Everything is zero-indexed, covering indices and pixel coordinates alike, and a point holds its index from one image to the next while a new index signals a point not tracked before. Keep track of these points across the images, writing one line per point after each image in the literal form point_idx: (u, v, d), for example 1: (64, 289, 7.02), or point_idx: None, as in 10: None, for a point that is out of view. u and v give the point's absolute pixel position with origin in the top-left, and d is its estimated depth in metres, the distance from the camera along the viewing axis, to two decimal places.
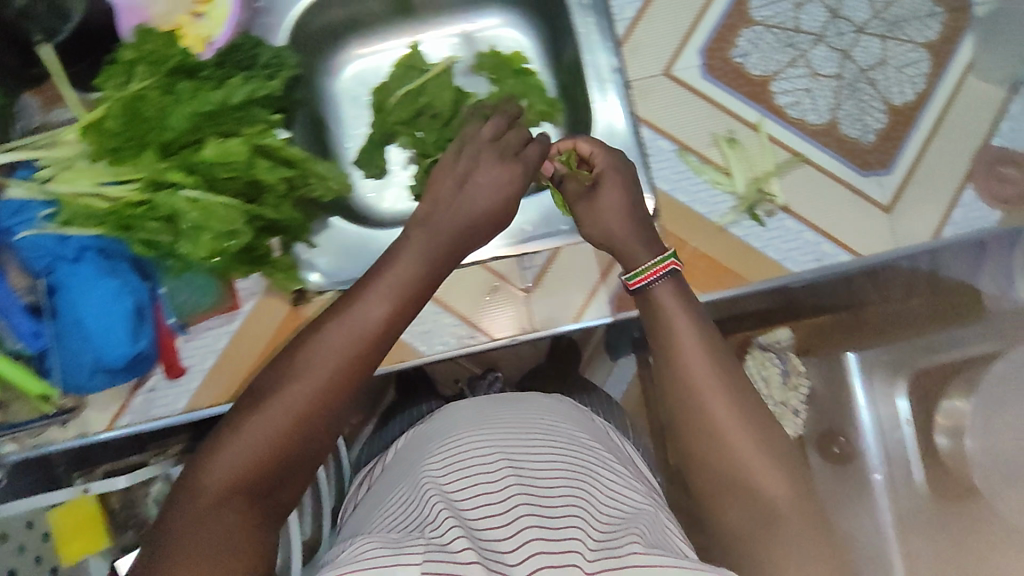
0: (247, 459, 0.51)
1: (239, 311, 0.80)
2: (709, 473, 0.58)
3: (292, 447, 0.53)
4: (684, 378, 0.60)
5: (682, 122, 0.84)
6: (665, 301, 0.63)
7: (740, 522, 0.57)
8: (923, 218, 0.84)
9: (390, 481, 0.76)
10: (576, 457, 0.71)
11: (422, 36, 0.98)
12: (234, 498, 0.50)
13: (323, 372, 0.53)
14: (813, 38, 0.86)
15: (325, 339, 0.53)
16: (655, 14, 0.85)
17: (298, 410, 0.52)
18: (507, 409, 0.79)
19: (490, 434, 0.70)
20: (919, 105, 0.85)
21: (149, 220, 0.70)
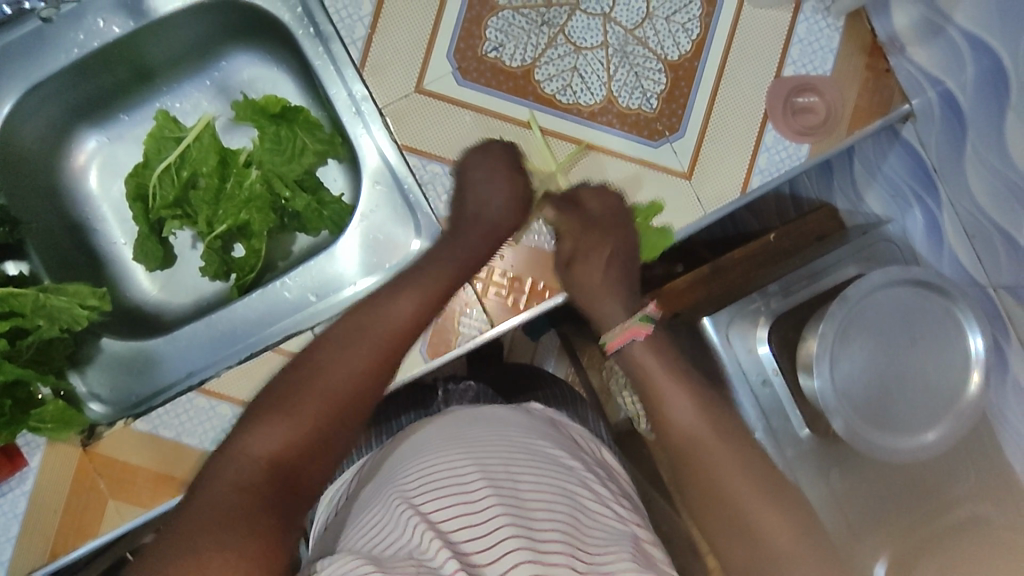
0: (297, 433, 0.50)
1: (27, 469, 0.73)
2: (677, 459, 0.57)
3: (330, 428, 0.51)
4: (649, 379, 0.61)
5: (448, 137, 0.77)
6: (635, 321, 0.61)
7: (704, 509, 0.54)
8: (730, 174, 0.77)
9: (358, 499, 0.63)
10: (565, 463, 0.61)
11: (175, 101, 0.91)
12: (280, 471, 0.48)
13: (366, 356, 0.55)
14: (568, 8, 0.78)
15: (369, 331, 0.57)
16: (391, 25, 0.77)
17: (341, 395, 0.52)
18: (474, 419, 0.67)
19: (467, 443, 0.60)
20: (697, 54, 0.78)
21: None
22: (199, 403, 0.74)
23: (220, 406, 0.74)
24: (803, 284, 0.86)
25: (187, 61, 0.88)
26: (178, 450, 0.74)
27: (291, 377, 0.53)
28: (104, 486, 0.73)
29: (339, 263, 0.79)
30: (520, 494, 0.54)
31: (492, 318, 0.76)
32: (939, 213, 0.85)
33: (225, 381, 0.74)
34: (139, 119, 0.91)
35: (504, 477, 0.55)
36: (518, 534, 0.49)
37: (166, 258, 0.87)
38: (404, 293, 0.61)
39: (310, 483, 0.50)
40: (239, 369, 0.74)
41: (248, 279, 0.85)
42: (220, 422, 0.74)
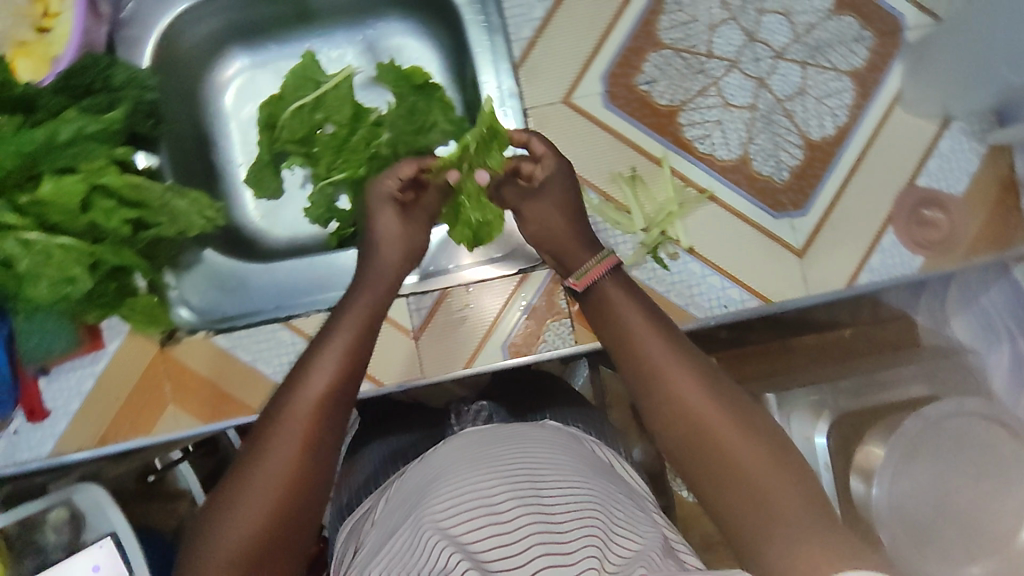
0: (241, 540, 0.46)
1: (103, 351, 0.75)
2: (695, 457, 0.49)
3: (275, 520, 0.47)
4: (649, 360, 0.53)
5: (582, 153, 0.78)
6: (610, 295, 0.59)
7: (740, 510, 0.46)
8: (839, 263, 0.78)
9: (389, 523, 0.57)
10: (588, 474, 0.56)
11: (322, 46, 0.93)
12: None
13: (291, 429, 0.49)
14: (727, 64, 0.79)
15: (291, 403, 0.50)
16: (557, 32, 0.79)
17: (276, 480, 0.47)
18: (493, 434, 0.60)
19: (478, 459, 0.55)
20: (839, 140, 0.79)
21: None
22: (284, 335, 0.78)
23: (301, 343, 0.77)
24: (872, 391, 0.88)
25: (347, 13, 0.91)
26: (250, 375, 0.77)
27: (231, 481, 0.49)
28: (168, 391, 0.76)
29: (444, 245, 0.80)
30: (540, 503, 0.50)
31: (577, 336, 0.79)
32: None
33: (312, 323, 0.78)
34: (286, 55, 0.93)
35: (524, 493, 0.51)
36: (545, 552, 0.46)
37: (280, 190, 0.90)
38: (344, 321, 0.56)
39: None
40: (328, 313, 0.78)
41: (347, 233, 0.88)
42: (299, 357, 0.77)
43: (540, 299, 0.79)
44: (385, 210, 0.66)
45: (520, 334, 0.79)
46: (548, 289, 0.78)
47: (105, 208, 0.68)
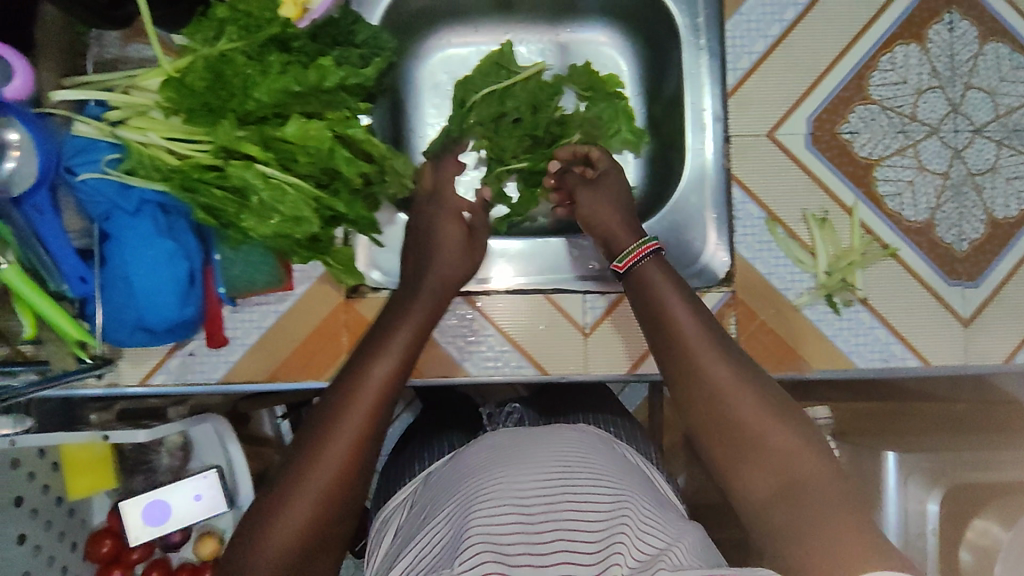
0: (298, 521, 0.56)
1: (291, 293, 0.78)
2: (726, 447, 0.60)
3: (336, 499, 0.58)
4: (690, 355, 0.64)
5: (779, 189, 0.80)
6: (651, 275, 0.73)
7: (766, 492, 0.57)
8: (1000, 340, 0.81)
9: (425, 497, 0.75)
10: (617, 477, 0.68)
11: (519, 36, 0.95)
12: (305, 544, 0.56)
13: (355, 422, 0.60)
14: (927, 129, 0.82)
15: (354, 399, 0.61)
16: (774, 68, 0.81)
17: (340, 469, 0.58)
18: (541, 433, 0.73)
19: (523, 460, 0.67)
20: (1020, 223, 0.82)
21: (213, 188, 0.67)
22: (462, 309, 0.80)
23: (478, 319, 0.80)
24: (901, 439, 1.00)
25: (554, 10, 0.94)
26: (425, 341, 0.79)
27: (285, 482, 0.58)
28: (346, 341, 0.78)
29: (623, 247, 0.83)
30: (573, 504, 0.62)
31: None
32: None
33: (491, 301, 0.80)
34: (486, 38, 0.95)
35: (562, 494, 0.63)
36: (571, 551, 0.58)
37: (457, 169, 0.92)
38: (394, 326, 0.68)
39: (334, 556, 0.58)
40: (507, 296, 0.80)
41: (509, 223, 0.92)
42: (474, 333, 0.80)
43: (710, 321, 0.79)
44: (450, 225, 0.79)
45: None
46: (722, 312, 0.79)
47: (344, 156, 0.69)
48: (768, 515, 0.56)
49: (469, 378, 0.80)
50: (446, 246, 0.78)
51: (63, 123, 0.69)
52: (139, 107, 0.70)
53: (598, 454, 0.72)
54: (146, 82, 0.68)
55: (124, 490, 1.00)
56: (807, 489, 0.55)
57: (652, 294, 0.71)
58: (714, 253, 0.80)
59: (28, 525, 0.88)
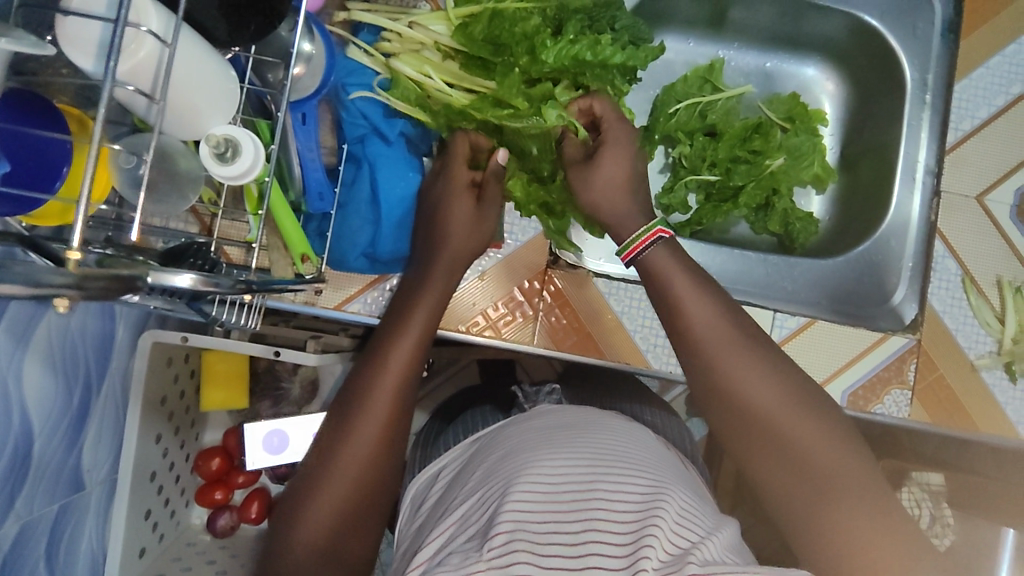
0: (315, 533, 0.55)
1: (499, 252, 0.79)
2: (750, 443, 0.54)
3: (362, 500, 0.57)
4: (711, 355, 0.55)
5: (980, 251, 0.83)
6: (663, 263, 0.61)
7: (774, 472, 0.53)
8: None
9: (456, 478, 0.65)
10: (657, 469, 0.60)
11: (730, 56, 0.99)
12: (333, 540, 0.55)
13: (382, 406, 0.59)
14: None
15: (385, 376, 0.60)
16: (991, 136, 0.84)
17: (357, 470, 0.57)
18: (575, 423, 0.65)
19: (554, 437, 0.62)
20: None
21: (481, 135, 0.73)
22: None
23: None
24: None
25: (771, 39, 0.97)
26: (613, 324, 0.81)
27: (307, 487, 0.56)
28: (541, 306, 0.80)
29: (815, 272, 0.85)
30: (608, 493, 0.55)
31: (911, 411, 0.80)
32: None
33: None
34: (698, 51, 0.99)
35: (596, 486, 0.55)
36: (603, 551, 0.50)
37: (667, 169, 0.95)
38: (422, 297, 0.66)
39: (351, 556, 0.57)
40: None
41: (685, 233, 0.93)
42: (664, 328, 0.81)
43: (891, 364, 0.80)
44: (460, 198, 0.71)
45: (864, 385, 0.80)
46: (905, 357, 0.80)
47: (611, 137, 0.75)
48: (790, 507, 0.52)
49: (646, 371, 0.81)
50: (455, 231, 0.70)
51: (339, 42, 0.72)
52: (414, 43, 0.73)
53: (643, 453, 0.63)
54: (434, 24, 0.72)
55: (245, 413, 0.99)
56: (824, 471, 0.51)
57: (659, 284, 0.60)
58: (905, 303, 0.83)
59: (163, 425, 0.86)
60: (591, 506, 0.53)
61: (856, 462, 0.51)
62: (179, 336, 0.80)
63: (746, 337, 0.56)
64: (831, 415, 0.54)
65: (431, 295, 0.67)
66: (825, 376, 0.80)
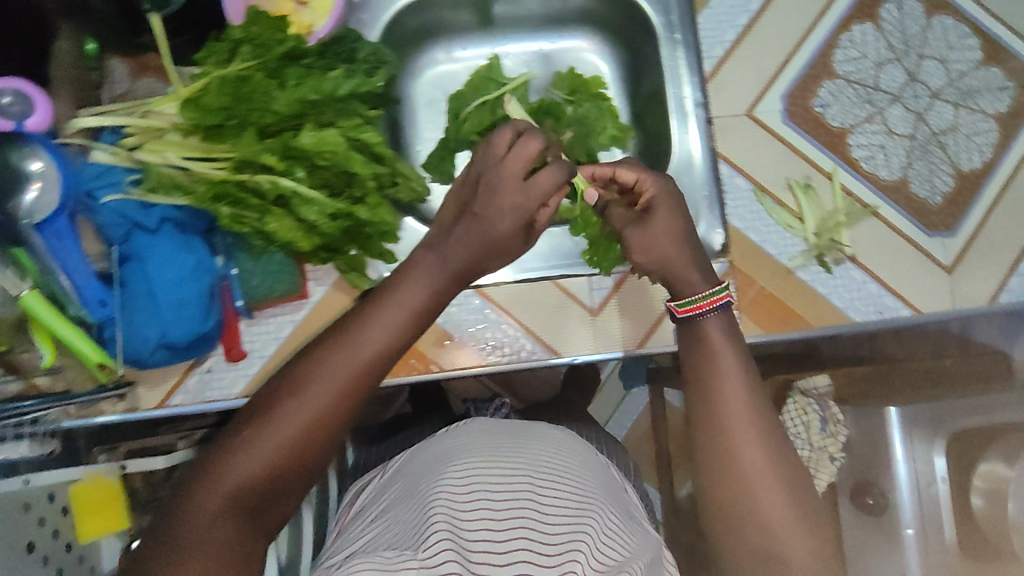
0: (236, 487, 0.52)
1: (307, 302, 0.78)
2: (728, 520, 0.57)
3: (294, 462, 0.54)
4: (723, 423, 0.58)
5: (760, 161, 0.86)
6: (710, 335, 0.62)
7: (731, 541, 0.57)
8: (981, 285, 0.86)
9: (402, 480, 0.72)
10: (584, 479, 0.69)
11: (504, 49, 0.99)
12: (253, 499, 0.52)
13: (333, 390, 0.54)
14: (891, 97, 0.88)
15: (351, 340, 0.56)
16: (743, 55, 0.87)
17: (297, 433, 0.53)
18: (523, 429, 0.73)
19: (508, 448, 0.68)
20: (984, 174, 0.88)
21: (244, 194, 0.71)
22: (475, 302, 0.83)
23: (491, 310, 0.83)
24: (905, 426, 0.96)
25: (535, 22, 0.98)
26: (442, 337, 0.83)
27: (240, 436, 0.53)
28: None
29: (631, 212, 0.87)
30: (538, 497, 0.63)
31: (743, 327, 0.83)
32: None
33: (502, 293, 0.84)
34: (472, 54, 0.98)
35: (528, 492, 0.64)
36: (530, 547, 0.59)
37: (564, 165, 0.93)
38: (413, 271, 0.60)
39: (269, 513, 0.54)
40: (519, 286, 0.84)
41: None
42: (491, 324, 0.83)
43: None
44: (508, 210, 0.64)
45: None
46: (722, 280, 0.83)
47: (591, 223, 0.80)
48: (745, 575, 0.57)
49: (483, 369, 0.83)
50: (489, 225, 0.63)
51: (80, 152, 0.72)
52: (154, 130, 0.73)
53: (579, 466, 0.71)
54: (163, 107, 0.72)
55: None
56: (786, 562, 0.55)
57: (702, 351, 0.61)
58: (712, 230, 0.84)
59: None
60: (526, 514, 0.61)
61: (817, 559, 0.55)
62: (19, 479, 0.73)
63: (760, 410, 0.58)
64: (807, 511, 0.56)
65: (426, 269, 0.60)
66: (646, 325, 0.84)
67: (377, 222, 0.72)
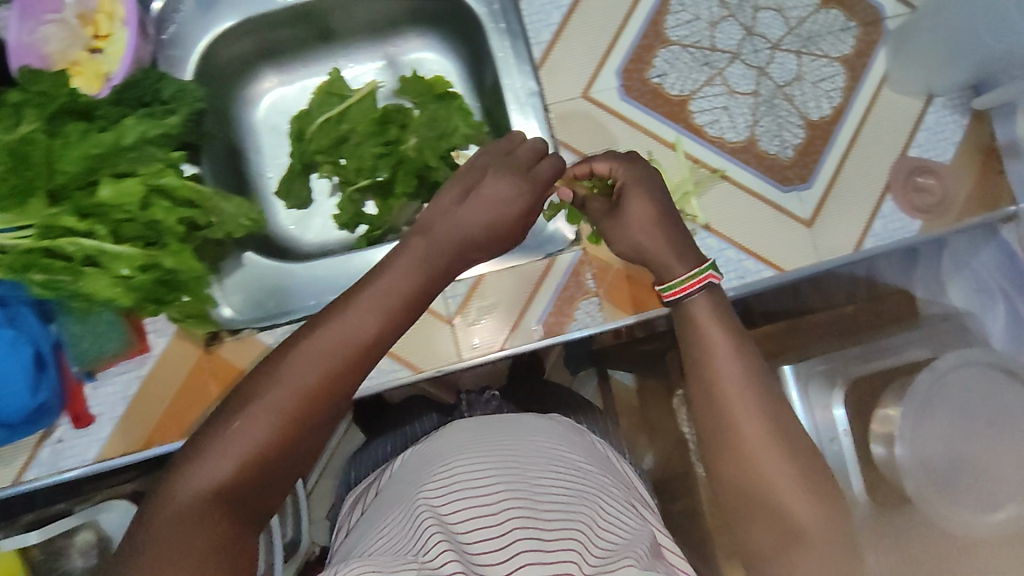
0: (208, 484, 0.49)
1: (149, 354, 0.77)
2: (743, 501, 0.56)
3: (272, 455, 0.51)
4: (722, 398, 0.57)
5: (602, 142, 0.84)
6: (696, 313, 0.61)
7: (746, 512, 0.56)
8: (845, 233, 0.84)
9: (391, 489, 0.68)
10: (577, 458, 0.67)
11: (343, 63, 0.97)
12: (233, 492, 0.50)
13: (307, 379, 0.52)
14: (729, 56, 0.86)
15: (319, 334, 0.54)
16: (571, 36, 0.85)
17: (279, 422, 0.51)
18: (504, 425, 0.71)
19: (494, 444, 0.65)
20: (835, 120, 0.86)
21: (51, 261, 0.67)
22: None
23: None
24: (868, 358, 0.93)
25: (370, 31, 0.95)
26: None
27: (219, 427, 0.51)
28: (214, 388, 0.78)
29: None
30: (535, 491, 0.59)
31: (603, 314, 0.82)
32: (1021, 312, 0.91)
33: None
34: (312, 72, 0.96)
35: (522, 485, 0.59)
36: (529, 537, 0.54)
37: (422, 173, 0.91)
38: (404, 262, 0.58)
39: (251, 508, 0.51)
40: None
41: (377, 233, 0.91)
42: None
43: (568, 281, 0.83)
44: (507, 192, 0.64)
45: (551, 312, 0.82)
46: (578, 269, 0.83)
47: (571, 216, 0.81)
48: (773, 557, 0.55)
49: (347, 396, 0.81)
50: (483, 210, 0.63)
51: None
52: None
53: (573, 450, 0.69)
54: None
55: None
56: (806, 537, 0.53)
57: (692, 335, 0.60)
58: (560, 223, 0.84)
59: None
60: (519, 503, 0.57)
61: (831, 531, 0.53)
62: None
63: (753, 374, 0.57)
64: (826, 493, 0.54)
65: (411, 259, 0.59)
66: (507, 327, 0.82)
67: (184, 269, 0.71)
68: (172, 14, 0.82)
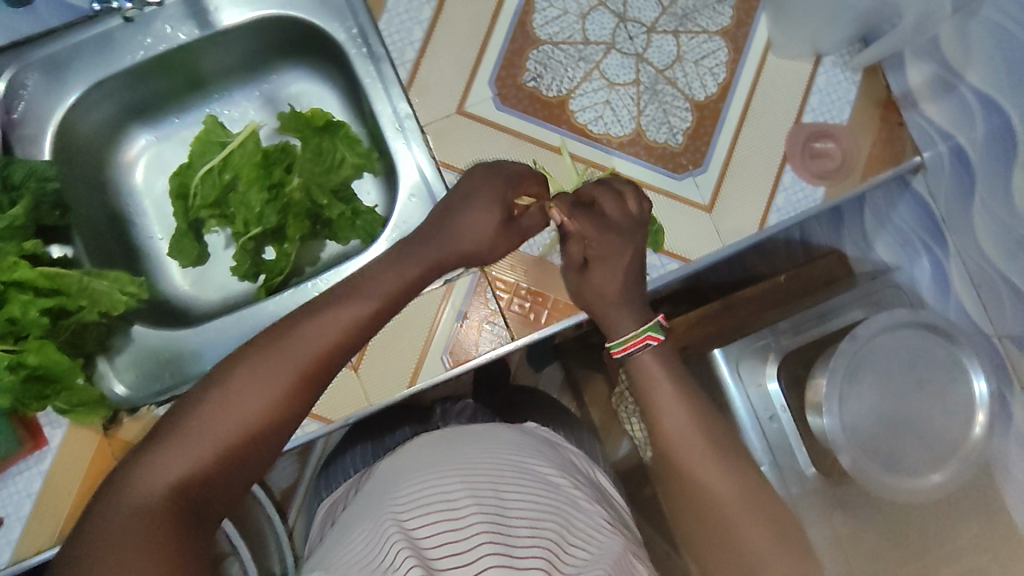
0: (159, 484, 0.45)
1: (46, 448, 0.75)
2: (700, 526, 0.55)
3: (230, 456, 0.47)
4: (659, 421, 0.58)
5: (484, 157, 0.81)
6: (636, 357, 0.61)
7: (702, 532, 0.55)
8: (748, 211, 0.81)
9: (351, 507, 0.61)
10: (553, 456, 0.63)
11: (220, 108, 0.93)
12: (181, 495, 0.45)
13: (275, 380, 0.49)
14: (604, 47, 0.83)
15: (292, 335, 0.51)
16: (437, 50, 0.82)
17: (242, 421, 0.48)
18: (478, 431, 0.64)
19: (470, 448, 0.60)
20: (722, 96, 0.83)
21: None
22: None
23: None
24: (811, 324, 0.85)
25: (237, 73, 0.91)
26: None
27: (170, 423, 0.47)
28: None
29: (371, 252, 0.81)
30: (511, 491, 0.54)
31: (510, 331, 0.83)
32: (947, 260, 0.84)
33: None
34: (189, 122, 0.92)
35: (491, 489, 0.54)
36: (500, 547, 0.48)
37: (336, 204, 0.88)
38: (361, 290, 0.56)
39: (203, 514, 0.46)
40: None
41: (276, 282, 0.87)
42: None
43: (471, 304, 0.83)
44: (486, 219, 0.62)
45: (456, 341, 0.82)
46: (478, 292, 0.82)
47: None
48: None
49: None
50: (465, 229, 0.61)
51: None
52: None
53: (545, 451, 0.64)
54: None
55: None
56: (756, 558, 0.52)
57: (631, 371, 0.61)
58: None
59: None
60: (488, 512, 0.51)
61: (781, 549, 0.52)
62: None
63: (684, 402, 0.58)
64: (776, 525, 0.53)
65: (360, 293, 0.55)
66: (413, 365, 0.81)
67: (52, 362, 0.68)
68: (18, 91, 0.79)
